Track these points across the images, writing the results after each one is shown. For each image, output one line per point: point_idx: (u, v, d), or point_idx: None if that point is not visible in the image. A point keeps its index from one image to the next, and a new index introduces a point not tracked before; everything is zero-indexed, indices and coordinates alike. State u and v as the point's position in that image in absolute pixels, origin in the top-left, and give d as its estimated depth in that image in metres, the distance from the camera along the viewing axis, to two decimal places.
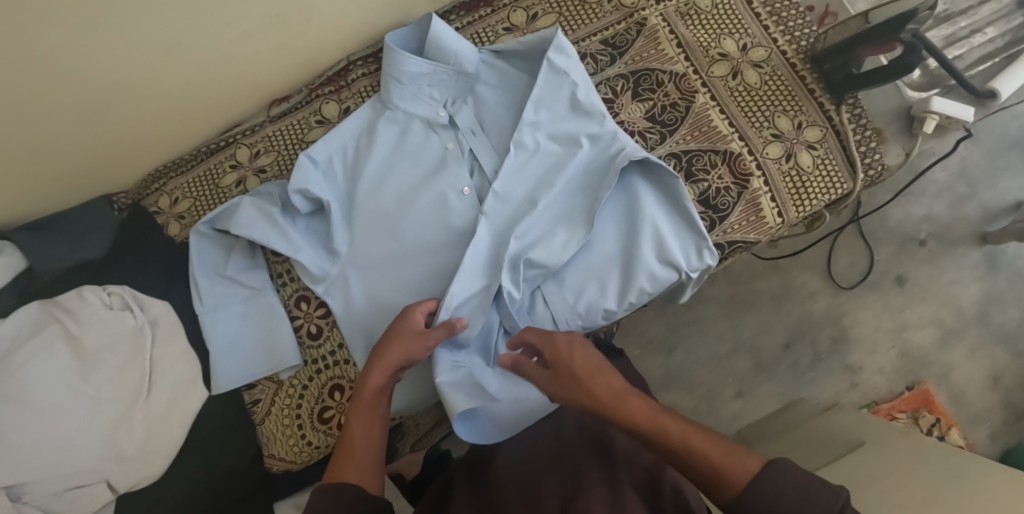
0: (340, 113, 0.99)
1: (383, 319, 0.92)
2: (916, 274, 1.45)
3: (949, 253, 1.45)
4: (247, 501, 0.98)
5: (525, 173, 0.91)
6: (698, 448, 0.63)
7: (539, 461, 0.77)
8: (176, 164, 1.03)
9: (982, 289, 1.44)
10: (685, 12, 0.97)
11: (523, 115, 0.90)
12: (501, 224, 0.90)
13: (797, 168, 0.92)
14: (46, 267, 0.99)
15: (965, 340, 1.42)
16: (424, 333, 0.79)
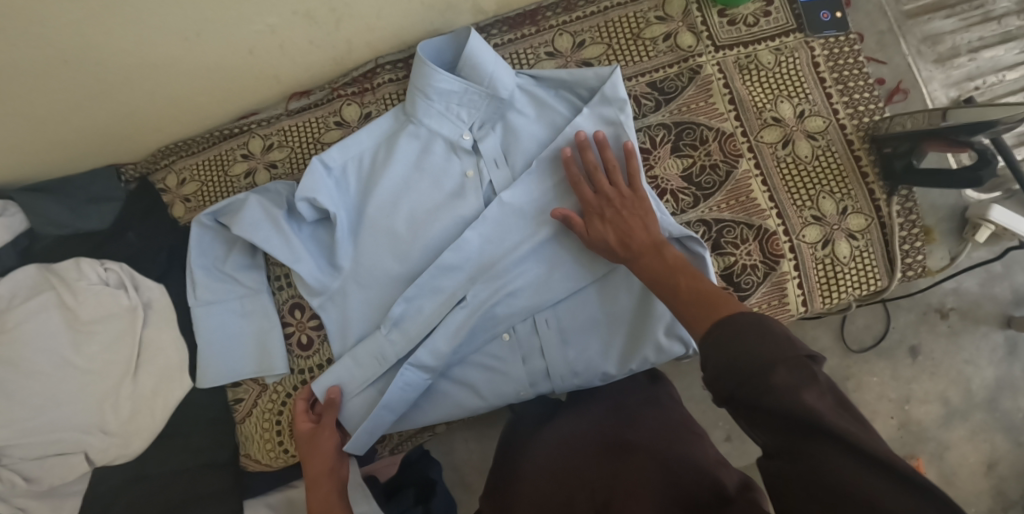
0: (360, 118, 0.95)
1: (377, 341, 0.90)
2: (930, 348, 1.31)
3: (970, 331, 1.31)
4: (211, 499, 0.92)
5: (541, 197, 0.86)
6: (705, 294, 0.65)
7: (568, 466, 0.72)
8: (187, 144, 1.00)
9: (996, 373, 1.29)
10: (744, 65, 0.89)
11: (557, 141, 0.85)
12: (494, 234, 0.87)
13: (832, 257, 0.86)
14: (48, 230, 0.96)
15: (967, 422, 1.29)
16: (317, 429, 0.85)
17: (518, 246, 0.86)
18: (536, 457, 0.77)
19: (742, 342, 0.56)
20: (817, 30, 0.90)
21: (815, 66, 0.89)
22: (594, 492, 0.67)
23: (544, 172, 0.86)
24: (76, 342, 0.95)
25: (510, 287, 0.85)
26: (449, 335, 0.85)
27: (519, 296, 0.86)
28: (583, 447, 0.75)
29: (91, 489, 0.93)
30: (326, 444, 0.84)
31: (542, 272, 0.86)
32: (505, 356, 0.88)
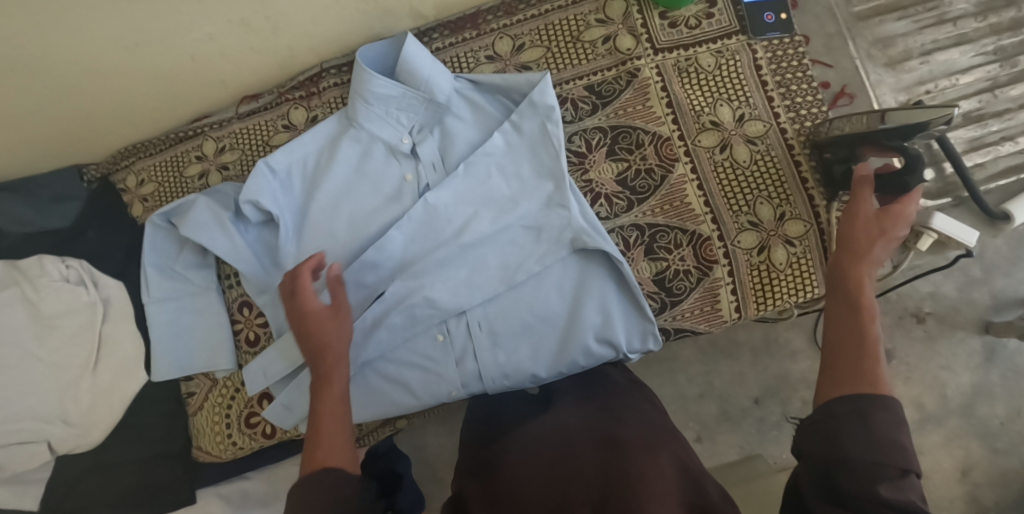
0: (307, 121, 0.97)
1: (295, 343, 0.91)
2: (905, 353, 1.27)
3: (946, 337, 1.27)
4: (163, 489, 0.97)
5: (463, 199, 0.88)
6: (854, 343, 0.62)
7: (540, 467, 0.68)
8: (145, 145, 1.03)
9: (972, 379, 1.25)
10: (684, 68, 0.88)
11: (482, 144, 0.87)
12: (416, 233, 0.89)
13: (768, 263, 0.85)
14: (13, 228, 1.00)
15: (942, 427, 1.24)
16: (292, 293, 0.77)
17: (442, 247, 0.88)
18: (518, 443, 0.74)
19: (850, 409, 0.55)
20: (759, 32, 0.89)
21: (757, 70, 0.88)
22: (590, 487, 0.62)
23: (470, 174, 0.88)
24: (41, 336, 0.99)
25: (431, 292, 0.87)
26: (364, 331, 0.89)
27: (441, 300, 0.87)
28: (573, 440, 0.70)
29: (55, 475, 0.98)
30: (342, 344, 0.75)
31: (464, 274, 0.88)
32: (437, 356, 0.89)
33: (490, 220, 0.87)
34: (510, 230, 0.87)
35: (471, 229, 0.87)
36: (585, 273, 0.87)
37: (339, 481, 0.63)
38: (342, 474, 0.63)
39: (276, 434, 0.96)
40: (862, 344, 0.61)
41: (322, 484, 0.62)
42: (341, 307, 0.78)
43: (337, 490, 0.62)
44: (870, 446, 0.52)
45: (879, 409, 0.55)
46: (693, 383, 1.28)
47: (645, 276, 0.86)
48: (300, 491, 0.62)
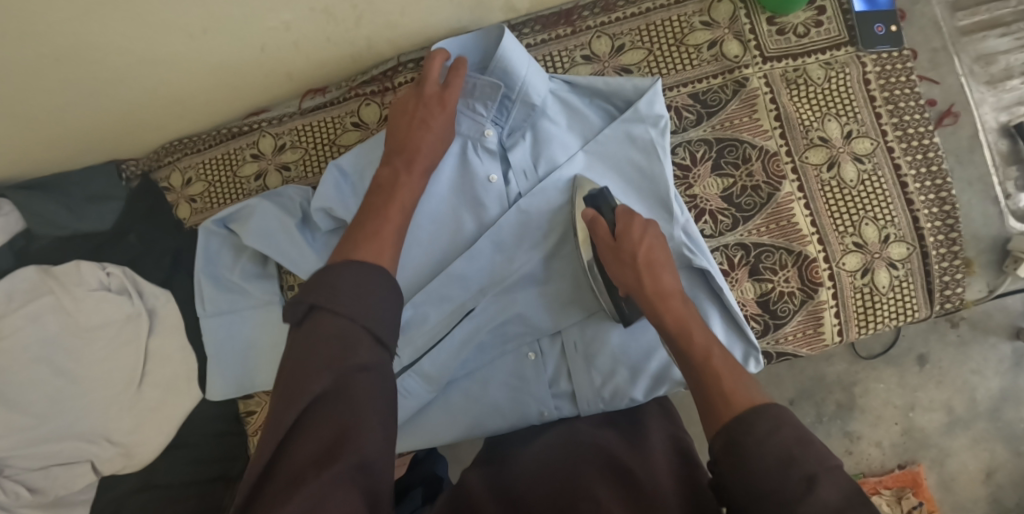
0: (379, 119, 0.88)
1: None
2: (939, 357, 1.15)
3: (979, 341, 1.15)
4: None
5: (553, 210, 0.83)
6: (713, 367, 0.62)
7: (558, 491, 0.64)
8: (193, 141, 0.94)
9: (1003, 384, 1.14)
10: (792, 78, 0.85)
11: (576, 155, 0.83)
12: (505, 240, 0.83)
13: (871, 286, 0.84)
14: (45, 230, 0.94)
15: (970, 430, 1.14)
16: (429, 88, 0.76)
17: (534, 259, 0.83)
18: (533, 461, 0.73)
19: (765, 414, 0.54)
20: (869, 44, 0.85)
21: (866, 85, 0.85)
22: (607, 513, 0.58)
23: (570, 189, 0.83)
24: (76, 350, 0.93)
25: (524, 306, 0.83)
26: (452, 350, 0.83)
27: (535, 316, 0.83)
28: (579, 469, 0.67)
29: (99, 497, 0.93)
30: (436, 139, 0.75)
31: (558, 288, 0.84)
32: (528, 377, 0.84)
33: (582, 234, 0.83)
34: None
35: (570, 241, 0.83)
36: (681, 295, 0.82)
37: (368, 274, 0.58)
38: (372, 269, 0.59)
39: None
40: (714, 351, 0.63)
41: (347, 272, 0.58)
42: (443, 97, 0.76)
43: (371, 284, 0.58)
44: (774, 458, 0.51)
45: (762, 409, 0.55)
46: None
47: (749, 297, 0.83)
48: (318, 282, 0.57)
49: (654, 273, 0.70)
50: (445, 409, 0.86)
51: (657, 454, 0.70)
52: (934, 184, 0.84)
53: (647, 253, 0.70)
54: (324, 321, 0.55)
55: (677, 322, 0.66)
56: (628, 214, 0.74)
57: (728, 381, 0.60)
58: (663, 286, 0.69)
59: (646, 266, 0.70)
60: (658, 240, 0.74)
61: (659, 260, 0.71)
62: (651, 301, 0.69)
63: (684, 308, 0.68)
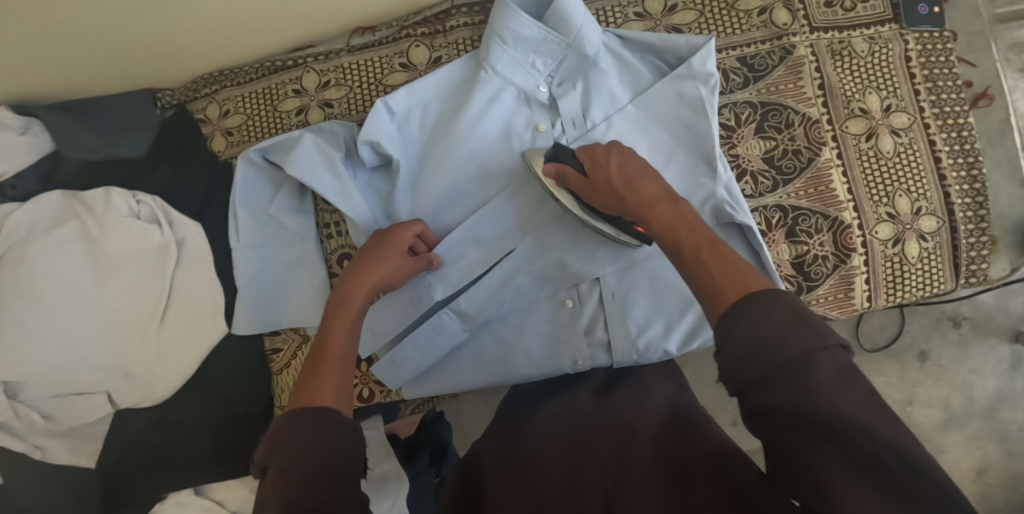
0: (428, 61, 0.89)
1: (401, 298, 0.84)
2: (939, 355, 1.15)
3: (980, 342, 1.15)
4: (231, 453, 0.91)
5: None
6: (708, 258, 0.53)
7: (557, 455, 0.67)
8: (235, 73, 0.93)
9: (998, 385, 1.14)
10: (838, 50, 0.87)
11: (625, 107, 0.84)
12: (549, 188, 0.84)
13: (902, 256, 0.86)
14: (72, 153, 0.91)
15: (964, 429, 1.14)
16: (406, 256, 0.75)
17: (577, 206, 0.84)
18: (536, 423, 0.75)
19: (751, 305, 0.47)
20: (913, 23, 0.87)
21: (907, 61, 0.87)
22: (603, 468, 0.62)
23: (616, 141, 0.84)
24: (100, 279, 0.91)
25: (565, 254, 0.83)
26: (491, 290, 0.83)
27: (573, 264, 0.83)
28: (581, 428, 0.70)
29: (117, 428, 0.92)
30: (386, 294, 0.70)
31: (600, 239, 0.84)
32: (563, 323, 0.84)
33: None
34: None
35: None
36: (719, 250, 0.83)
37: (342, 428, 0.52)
38: (346, 421, 0.53)
39: (374, 398, 0.91)
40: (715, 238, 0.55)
41: (322, 426, 0.52)
42: (403, 250, 0.75)
43: (344, 432, 0.52)
44: (773, 337, 0.45)
45: (754, 305, 0.47)
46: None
47: (784, 258, 0.85)
48: (279, 437, 0.51)
49: (633, 186, 0.65)
50: (478, 353, 0.86)
51: (655, 409, 0.71)
52: (966, 161, 0.87)
53: (619, 173, 0.66)
54: (289, 478, 0.49)
55: (663, 226, 0.59)
56: (589, 151, 0.71)
57: (734, 262, 0.51)
58: (642, 195, 0.63)
59: (623, 185, 0.65)
60: (636, 157, 0.68)
61: (636, 172, 0.66)
62: (638, 212, 0.63)
63: (675, 210, 0.60)
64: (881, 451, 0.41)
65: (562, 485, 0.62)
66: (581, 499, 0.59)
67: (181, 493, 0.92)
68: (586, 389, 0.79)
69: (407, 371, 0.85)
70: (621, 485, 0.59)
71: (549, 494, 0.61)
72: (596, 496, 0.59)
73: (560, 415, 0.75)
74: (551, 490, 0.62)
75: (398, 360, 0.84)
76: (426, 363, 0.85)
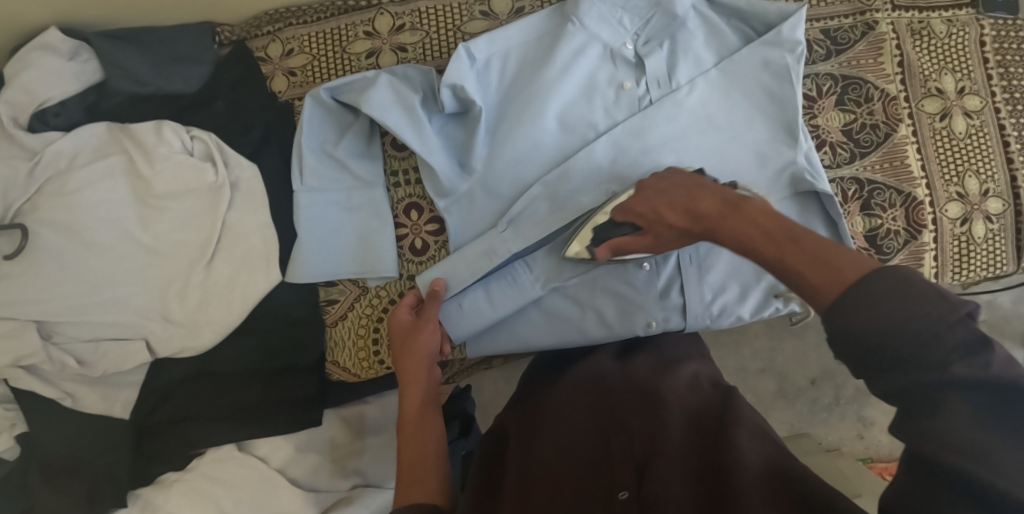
0: (510, 11, 0.86)
1: (473, 253, 0.81)
2: None
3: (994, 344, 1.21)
4: (276, 407, 0.85)
5: (685, 121, 0.83)
6: (811, 253, 0.50)
7: (582, 428, 0.67)
8: (302, 11, 0.89)
9: None
10: (917, 30, 0.88)
11: (711, 70, 0.83)
12: (631, 147, 0.83)
13: (969, 235, 0.87)
14: (123, 85, 0.85)
15: None
16: (416, 325, 0.74)
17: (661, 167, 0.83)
18: (562, 392, 0.74)
19: (859, 296, 0.44)
20: (989, 8, 0.88)
21: (981, 46, 0.88)
22: (634, 440, 0.63)
23: (700, 103, 0.83)
24: (143, 217, 0.85)
25: None
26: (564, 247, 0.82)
27: None
28: (608, 397, 0.70)
29: (152, 378, 0.86)
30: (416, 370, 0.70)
31: None
32: (640, 285, 0.82)
33: (709, 146, 0.83)
34: (734, 160, 0.83)
35: (695, 153, 0.83)
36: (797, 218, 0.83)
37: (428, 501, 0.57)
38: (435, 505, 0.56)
39: None
40: (811, 237, 0.51)
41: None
42: (412, 326, 0.74)
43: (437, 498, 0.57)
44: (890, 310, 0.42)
45: (859, 292, 0.44)
46: (756, 358, 1.35)
47: (857, 231, 0.85)
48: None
49: (694, 204, 0.61)
50: (550, 311, 0.84)
51: (685, 377, 0.71)
52: None
53: (676, 215, 0.63)
54: None
55: (738, 245, 0.56)
56: (628, 210, 0.68)
57: (836, 258, 0.48)
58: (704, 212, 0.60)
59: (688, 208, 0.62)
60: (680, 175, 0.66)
61: (695, 192, 0.62)
62: (715, 237, 0.59)
63: (743, 216, 0.57)
64: (968, 380, 0.39)
65: (592, 460, 0.62)
66: (612, 471, 0.60)
67: (218, 448, 0.87)
68: (605, 355, 0.80)
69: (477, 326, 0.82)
70: (652, 457, 0.59)
71: (577, 466, 0.62)
72: (624, 469, 0.60)
73: (579, 381, 0.74)
74: (583, 465, 0.62)
75: (469, 312, 0.81)
76: (495, 320, 0.83)
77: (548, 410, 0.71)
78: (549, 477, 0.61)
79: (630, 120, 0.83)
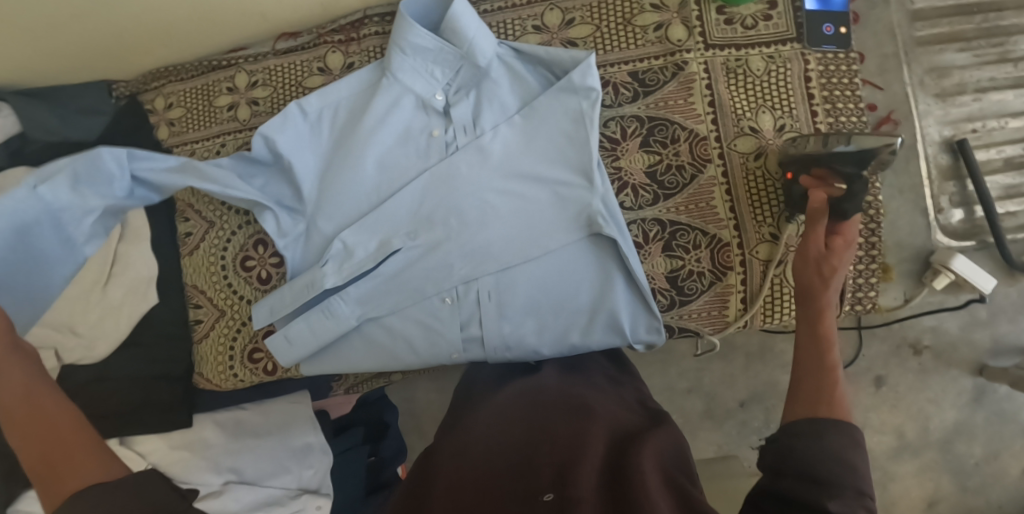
0: (343, 67, 0.95)
1: (292, 288, 0.92)
2: (895, 381, 1.20)
3: (939, 372, 1.19)
4: (155, 409, 0.99)
5: (489, 165, 0.88)
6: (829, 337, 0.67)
7: (514, 435, 0.69)
8: (177, 70, 1.02)
9: (958, 417, 1.18)
10: (733, 68, 0.87)
11: (512, 117, 0.88)
12: (437, 189, 0.89)
13: (782, 277, 0.86)
14: (38, 135, 1.00)
15: (916, 458, 1.20)
16: None
17: (466, 209, 0.88)
18: (496, 406, 0.77)
19: (821, 431, 0.57)
20: (815, 43, 0.87)
21: (806, 81, 0.86)
22: (558, 446, 0.64)
23: (504, 148, 0.88)
24: None
25: (450, 253, 0.89)
26: (376, 282, 0.91)
27: (454, 265, 0.88)
28: (539, 406, 0.74)
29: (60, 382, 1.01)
30: None
31: (482, 238, 0.88)
32: (443, 318, 0.90)
33: (511, 191, 0.88)
34: (535, 204, 0.87)
35: (496, 193, 0.88)
36: (593, 257, 0.87)
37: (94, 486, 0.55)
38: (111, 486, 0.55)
39: (278, 371, 0.99)
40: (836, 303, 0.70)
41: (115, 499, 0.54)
42: None
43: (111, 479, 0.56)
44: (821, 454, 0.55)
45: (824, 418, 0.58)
46: (684, 377, 1.31)
47: (658, 271, 0.86)
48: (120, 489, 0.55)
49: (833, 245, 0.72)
50: (370, 340, 0.93)
51: (620, 401, 0.77)
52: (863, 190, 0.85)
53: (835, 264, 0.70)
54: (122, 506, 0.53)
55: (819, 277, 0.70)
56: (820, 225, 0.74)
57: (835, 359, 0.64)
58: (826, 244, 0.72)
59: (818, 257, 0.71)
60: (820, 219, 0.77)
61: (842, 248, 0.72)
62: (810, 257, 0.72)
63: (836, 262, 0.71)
64: (807, 473, 0.53)
65: (516, 464, 0.63)
66: (536, 472, 0.60)
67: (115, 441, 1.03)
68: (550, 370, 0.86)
69: (303, 350, 0.92)
70: (572, 464, 0.60)
71: (504, 470, 0.63)
72: (547, 470, 0.60)
73: (519, 401, 0.77)
74: (504, 474, 0.62)
75: (291, 337, 0.92)
76: (318, 347, 0.93)
77: (479, 425, 0.72)
78: (466, 490, 0.60)
79: (439, 165, 0.89)
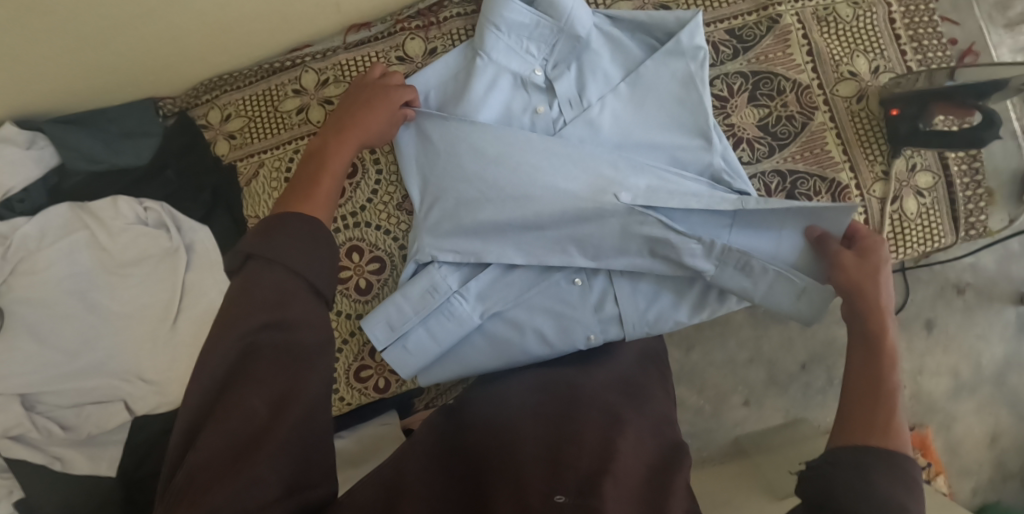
0: (424, 53, 0.92)
1: (409, 295, 0.85)
2: (945, 321, 1.11)
3: (984, 308, 1.11)
4: None
5: (601, 136, 0.85)
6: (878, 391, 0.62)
7: (533, 421, 0.64)
8: (232, 77, 0.95)
9: (1007, 350, 1.10)
10: (823, 17, 0.89)
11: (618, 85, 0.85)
12: (553, 167, 0.84)
13: (901, 213, 0.88)
14: (80, 165, 0.90)
15: (976, 394, 1.10)
16: None
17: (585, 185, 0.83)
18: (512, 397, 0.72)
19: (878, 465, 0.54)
20: None
21: (891, 23, 0.89)
22: (584, 446, 0.58)
23: (613, 118, 0.85)
24: (106, 287, 0.90)
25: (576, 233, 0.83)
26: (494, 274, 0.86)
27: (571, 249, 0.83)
28: (566, 399, 0.69)
29: (132, 436, 0.90)
30: None
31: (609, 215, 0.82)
32: (573, 301, 0.85)
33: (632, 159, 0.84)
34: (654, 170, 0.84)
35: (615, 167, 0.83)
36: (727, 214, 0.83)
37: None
38: None
39: (389, 388, 0.94)
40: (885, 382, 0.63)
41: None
42: None
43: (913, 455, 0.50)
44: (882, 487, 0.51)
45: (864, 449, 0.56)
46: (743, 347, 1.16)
47: None
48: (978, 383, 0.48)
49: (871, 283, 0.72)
50: (494, 339, 0.86)
51: (648, 406, 0.72)
52: None
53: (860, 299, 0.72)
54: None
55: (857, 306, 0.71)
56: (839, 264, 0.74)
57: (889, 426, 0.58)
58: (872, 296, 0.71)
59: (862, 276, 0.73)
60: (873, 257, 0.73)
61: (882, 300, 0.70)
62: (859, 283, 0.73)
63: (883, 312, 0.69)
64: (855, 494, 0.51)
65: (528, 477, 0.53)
66: (558, 470, 0.54)
67: None
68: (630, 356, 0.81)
69: (426, 359, 0.86)
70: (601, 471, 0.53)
71: (508, 466, 0.56)
72: (573, 473, 0.53)
73: (548, 397, 0.71)
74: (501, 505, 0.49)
75: (411, 346, 0.86)
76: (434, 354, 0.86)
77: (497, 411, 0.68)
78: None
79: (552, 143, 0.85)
